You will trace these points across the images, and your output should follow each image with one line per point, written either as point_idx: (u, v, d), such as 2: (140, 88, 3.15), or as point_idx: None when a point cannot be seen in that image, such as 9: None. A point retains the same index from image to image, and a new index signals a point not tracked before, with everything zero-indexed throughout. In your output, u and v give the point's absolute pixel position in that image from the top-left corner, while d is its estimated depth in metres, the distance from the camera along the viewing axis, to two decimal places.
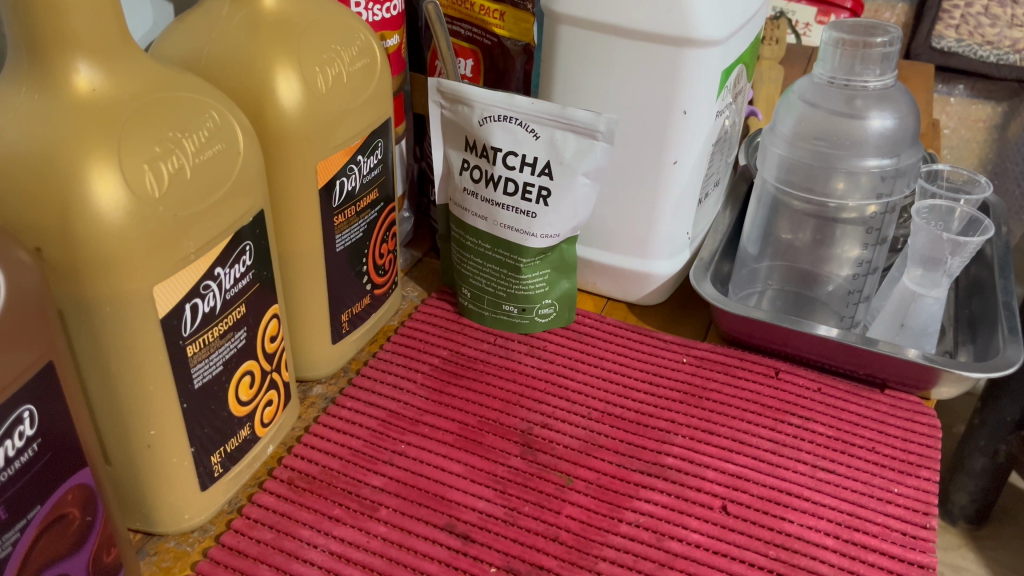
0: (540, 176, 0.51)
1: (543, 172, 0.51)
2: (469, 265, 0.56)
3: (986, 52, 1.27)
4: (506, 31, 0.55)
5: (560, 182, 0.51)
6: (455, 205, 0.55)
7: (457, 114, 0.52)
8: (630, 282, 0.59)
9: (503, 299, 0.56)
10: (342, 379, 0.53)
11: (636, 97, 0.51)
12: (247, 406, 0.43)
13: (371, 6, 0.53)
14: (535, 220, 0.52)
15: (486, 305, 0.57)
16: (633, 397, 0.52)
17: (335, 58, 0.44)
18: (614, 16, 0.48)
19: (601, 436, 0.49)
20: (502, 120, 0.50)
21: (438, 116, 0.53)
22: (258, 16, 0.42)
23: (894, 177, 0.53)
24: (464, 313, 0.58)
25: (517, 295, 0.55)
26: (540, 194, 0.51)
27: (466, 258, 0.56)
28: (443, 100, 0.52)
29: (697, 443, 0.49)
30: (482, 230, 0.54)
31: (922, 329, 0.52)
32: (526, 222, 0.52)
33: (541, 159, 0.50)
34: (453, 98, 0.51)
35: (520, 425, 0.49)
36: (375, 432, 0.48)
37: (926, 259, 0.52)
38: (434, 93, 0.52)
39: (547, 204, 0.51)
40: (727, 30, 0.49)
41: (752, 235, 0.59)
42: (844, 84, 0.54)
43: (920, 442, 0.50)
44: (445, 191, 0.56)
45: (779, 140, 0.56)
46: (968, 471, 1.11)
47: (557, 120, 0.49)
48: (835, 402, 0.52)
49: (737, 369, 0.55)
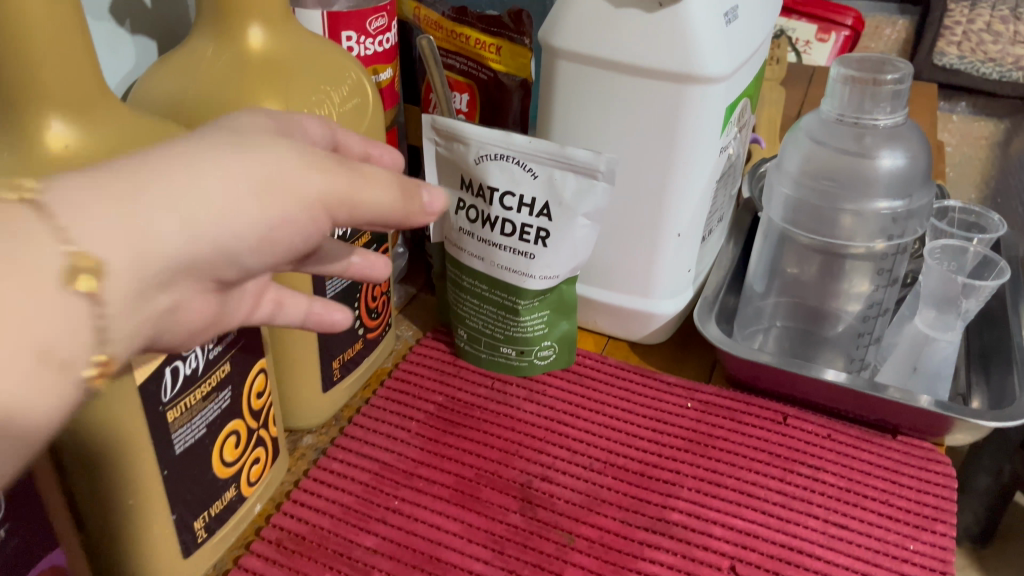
0: (538, 217, 0.49)
1: (542, 213, 0.49)
2: (465, 305, 0.54)
3: (988, 69, 1.24)
4: (501, 65, 0.51)
5: (558, 223, 0.49)
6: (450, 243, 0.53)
7: (452, 153, 0.50)
8: (632, 320, 0.57)
9: (501, 341, 0.54)
10: (334, 429, 0.51)
11: (636, 132, 0.50)
12: (232, 467, 0.41)
13: (364, 39, 0.51)
14: (533, 260, 0.50)
15: (484, 346, 0.55)
16: (637, 446, 0.50)
17: (324, 99, 0.42)
18: (614, 51, 0.47)
19: (604, 489, 0.47)
20: (499, 159, 0.48)
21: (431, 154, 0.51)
22: (244, 58, 0.41)
23: (906, 219, 0.51)
24: (461, 354, 0.56)
25: (515, 337, 0.53)
26: (538, 235, 0.49)
27: (463, 298, 0.54)
28: (437, 137, 0.50)
29: (703, 497, 0.47)
30: (479, 271, 0.52)
31: (935, 373, 0.50)
32: (525, 263, 0.50)
33: (539, 199, 0.49)
34: (447, 136, 0.49)
35: (518, 477, 0.47)
36: (368, 487, 0.46)
37: (940, 300, 0.51)
38: (428, 129, 0.50)
39: (546, 245, 0.50)
40: (732, 65, 0.47)
41: (759, 273, 0.58)
42: (853, 122, 0.51)
43: (935, 494, 0.48)
44: (440, 230, 0.54)
45: (786, 179, 0.54)
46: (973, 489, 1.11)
47: (555, 159, 0.47)
48: (846, 451, 0.50)
49: (744, 415, 0.53)
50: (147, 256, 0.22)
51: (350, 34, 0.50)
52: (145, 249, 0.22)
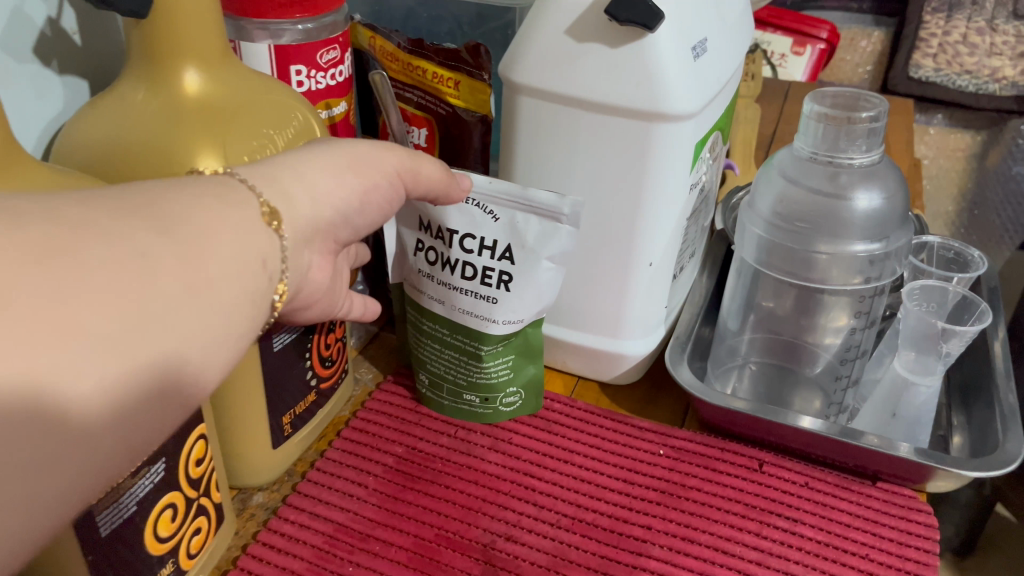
0: (500, 260, 0.47)
1: (504, 257, 0.47)
2: (427, 350, 0.52)
3: (964, 81, 1.23)
4: (460, 100, 0.49)
5: (521, 266, 0.47)
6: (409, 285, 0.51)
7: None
8: (602, 361, 0.55)
9: (463, 388, 0.52)
10: (286, 486, 0.48)
11: (602, 171, 0.47)
12: (167, 542, 0.38)
13: (314, 73, 0.49)
14: (496, 305, 0.48)
15: (446, 393, 0.52)
16: (606, 498, 0.48)
17: (267, 144, 0.39)
18: (576, 88, 0.44)
19: (572, 549, 0.45)
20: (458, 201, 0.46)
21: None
22: (177, 104, 0.38)
23: (883, 260, 0.49)
24: (422, 400, 0.54)
25: (478, 383, 0.51)
26: (500, 279, 0.47)
27: (423, 342, 0.52)
28: None
29: (675, 556, 0.45)
30: (439, 314, 0.50)
31: (915, 420, 0.48)
32: (486, 308, 0.48)
33: (501, 242, 0.46)
34: None
35: (481, 537, 0.45)
36: (321, 552, 0.44)
37: (920, 343, 0.49)
38: None
39: (509, 289, 0.47)
40: (700, 101, 0.45)
41: (732, 309, 0.56)
42: (827, 161, 0.49)
43: (917, 546, 0.46)
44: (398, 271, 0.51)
45: (757, 220, 0.52)
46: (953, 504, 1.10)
47: (517, 201, 0.45)
48: (824, 500, 0.48)
49: (719, 463, 0.50)
50: (297, 214, 0.31)
51: (299, 68, 0.48)
52: (299, 206, 0.31)
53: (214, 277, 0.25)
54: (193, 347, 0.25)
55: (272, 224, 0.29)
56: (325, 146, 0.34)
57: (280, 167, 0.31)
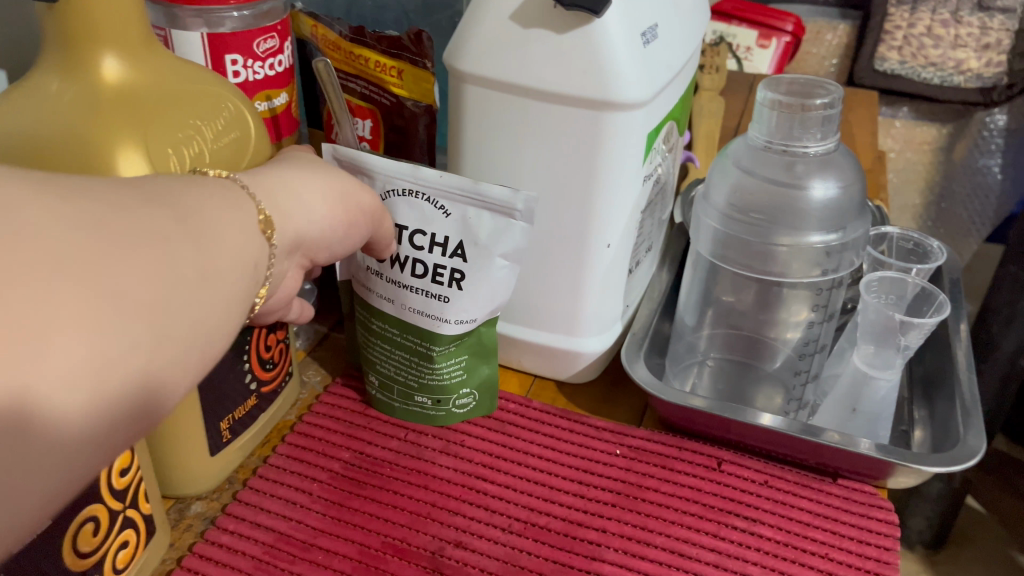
0: (452, 257, 0.45)
1: (456, 254, 0.45)
2: (375, 349, 0.50)
3: (929, 73, 1.23)
4: (403, 90, 0.47)
5: (474, 264, 0.45)
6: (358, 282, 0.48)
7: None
8: (558, 359, 0.54)
9: (415, 390, 0.50)
10: (226, 494, 0.46)
11: (552, 163, 0.46)
12: (89, 558, 0.36)
13: (252, 63, 0.47)
14: (448, 304, 0.46)
15: (396, 395, 0.50)
16: (560, 501, 0.46)
17: (194, 135, 0.38)
18: (522, 75, 0.43)
19: (523, 555, 0.43)
20: (406, 195, 0.44)
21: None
22: (95, 92, 0.36)
23: (840, 252, 0.48)
24: (370, 401, 0.52)
25: (430, 384, 0.49)
26: (452, 277, 0.45)
27: (372, 341, 0.50)
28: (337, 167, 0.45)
29: (630, 559, 0.43)
30: (389, 313, 0.48)
31: (875, 415, 0.47)
32: (438, 307, 0.46)
33: (453, 238, 0.45)
34: (347, 167, 0.44)
35: (429, 544, 0.43)
36: (261, 562, 0.42)
37: (879, 336, 0.48)
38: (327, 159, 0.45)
39: (461, 288, 0.45)
40: (652, 89, 0.44)
41: (690, 304, 0.54)
42: (782, 150, 0.48)
43: (877, 545, 0.45)
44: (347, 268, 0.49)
45: (713, 211, 0.51)
46: (924, 496, 1.11)
47: (469, 196, 0.43)
48: (784, 499, 0.47)
49: (677, 462, 0.49)
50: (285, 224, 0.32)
51: (235, 57, 0.46)
52: (291, 220, 0.32)
53: (205, 269, 0.25)
54: (184, 347, 0.24)
55: (265, 232, 0.30)
56: (314, 167, 0.36)
57: (275, 175, 0.33)
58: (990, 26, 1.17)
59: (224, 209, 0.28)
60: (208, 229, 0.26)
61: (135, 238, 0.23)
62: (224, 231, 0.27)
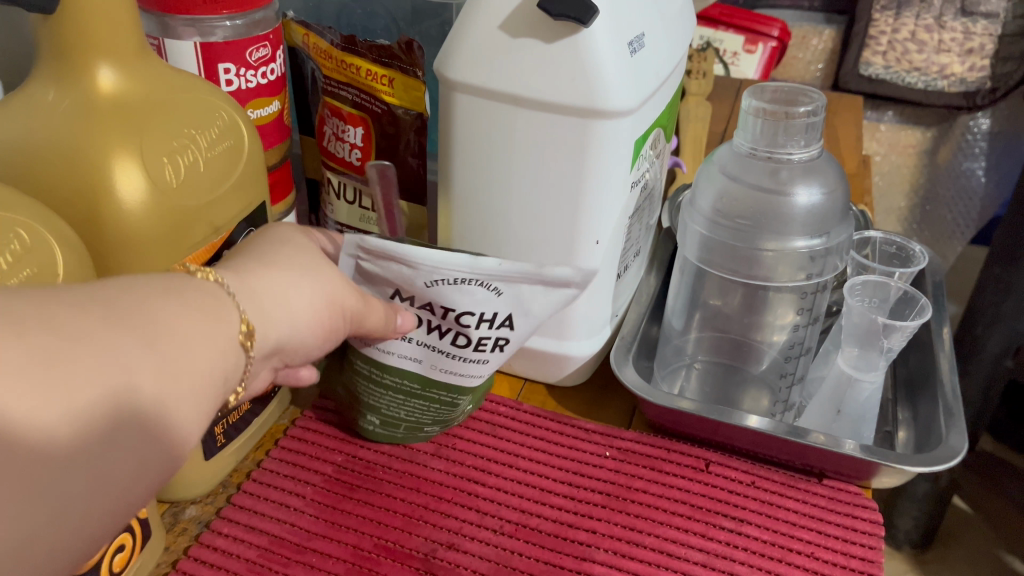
0: (499, 329, 0.43)
1: (504, 325, 0.42)
2: (382, 398, 0.47)
3: (913, 78, 1.24)
4: (395, 98, 0.48)
5: (520, 330, 0.43)
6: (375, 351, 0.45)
7: (388, 271, 0.41)
8: (548, 363, 0.54)
9: (424, 424, 0.48)
10: (221, 498, 0.46)
11: (541, 170, 0.46)
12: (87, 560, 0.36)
13: (244, 72, 0.47)
14: (487, 363, 0.45)
15: (402, 430, 0.49)
16: (550, 502, 0.47)
17: (188, 144, 0.39)
18: (511, 84, 0.43)
19: (515, 556, 0.44)
20: (457, 284, 0.40)
21: (353, 269, 0.41)
22: (90, 101, 0.36)
23: (824, 256, 0.49)
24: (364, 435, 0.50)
25: (445, 418, 0.48)
26: (496, 343, 0.43)
27: (379, 391, 0.47)
28: (366, 253, 0.40)
29: (620, 560, 0.44)
30: (412, 371, 0.45)
31: (860, 416, 0.48)
32: (476, 366, 0.45)
33: (502, 313, 0.42)
34: (384, 256, 0.40)
35: (422, 546, 0.44)
36: (255, 565, 0.42)
37: (862, 339, 0.48)
38: (350, 245, 0.40)
39: (503, 349, 0.44)
40: (639, 97, 0.44)
41: (677, 308, 0.55)
42: (767, 156, 0.48)
43: (862, 544, 0.45)
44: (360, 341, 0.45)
45: (699, 217, 0.51)
46: (911, 497, 1.13)
47: (526, 278, 0.40)
48: (770, 499, 0.48)
49: (665, 464, 0.50)
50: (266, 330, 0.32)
51: (227, 66, 0.46)
52: (272, 326, 0.32)
53: (167, 382, 0.26)
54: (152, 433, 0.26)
55: (244, 343, 0.30)
56: (301, 256, 0.36)
57: (262, 274, 0.33)
58: (974, 31, 1.18)
59: (192, 316, 0.28)
60: (176, 346, 0.27)
61: (97, 369, 0.24)
62: (189, 347, 0.27)
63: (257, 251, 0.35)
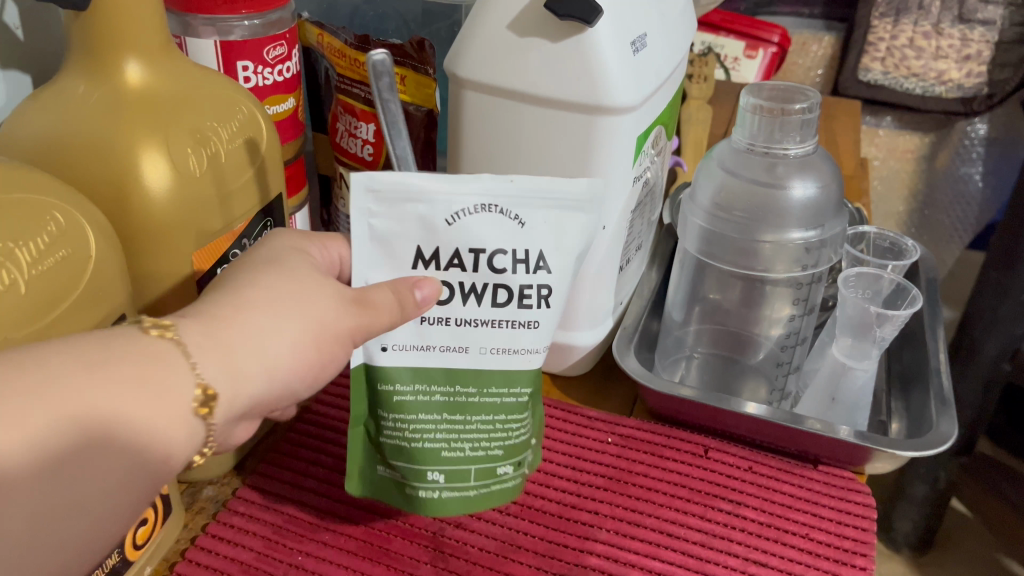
0: (537, 273, 0.39)
1: (541, 266, 0.39)
2: (432, 438, 0.41)
3: (912, 84, 1.27)
4: (408, 96, 0.50)
5: (559, 272, 0.39)
6: (391, 355, 0.39)
7: (405, 220, 0.37)
8: (553, 353, 0.56)
9: (493, 462, 0.42)
10: (237, 478, 0.48)
11: (547, 165, 0.48)
12: None
13: (262, 69, 0.49)
14: (538, 328, 0.40)
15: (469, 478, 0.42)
16: (554, 485, 0.49)
17: (210, 136, 0.40)
18: (519, 80, 0.45)
19: (521, 535, 0.45)
20: (480, 211, 0.37)
21: (367, 232, 0.37)
22: (119, 93, 0.38)
23: (819, 248, 0.51)
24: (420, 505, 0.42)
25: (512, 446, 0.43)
26: (540, 295, 0.39)
27: (429, 431, 0.41)
28: (378, 202, 0.37)
29: (622, 539, 0.45)
30: (460, 367, 0.40)
31: (854, 403, 0.49)
32: (525, 332, 0.40)
33: (535, 250, 0.38)
34: (397, 196, 0.36)
35: (431, 525, 0.45)
36: (271, 542, 0.44)
37: (856, 329, 0.50)
38: (360, 194, 0.36)
39: (549, 304, 0.40)
40: (641, 95, 0.46)
41: (678, 301, 0.57)
42: (764, 152, 0.50)
43: (855, 525, 0.47)
44: (370, 348, 0.39)
45: (699, 211, 0.53)
46: (911, 499, 1.15)
47: (545, 197, 0.38)
48: (766, 483, 0.49)
49: (665, 450, 0.51)
50: (238, 389, 0.30)
51: (246, 63, 0.48)
52: (245, 385, 0.30)
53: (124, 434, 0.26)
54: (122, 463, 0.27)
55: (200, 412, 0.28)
56: (292, 291, 0.33)
57: (236, 320, 0.31)
58: (971, 38, 1.20)
59: (156, 407, 0.27)
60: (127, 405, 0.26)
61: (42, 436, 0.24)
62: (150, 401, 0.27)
63: (236, 286, 0.32)
